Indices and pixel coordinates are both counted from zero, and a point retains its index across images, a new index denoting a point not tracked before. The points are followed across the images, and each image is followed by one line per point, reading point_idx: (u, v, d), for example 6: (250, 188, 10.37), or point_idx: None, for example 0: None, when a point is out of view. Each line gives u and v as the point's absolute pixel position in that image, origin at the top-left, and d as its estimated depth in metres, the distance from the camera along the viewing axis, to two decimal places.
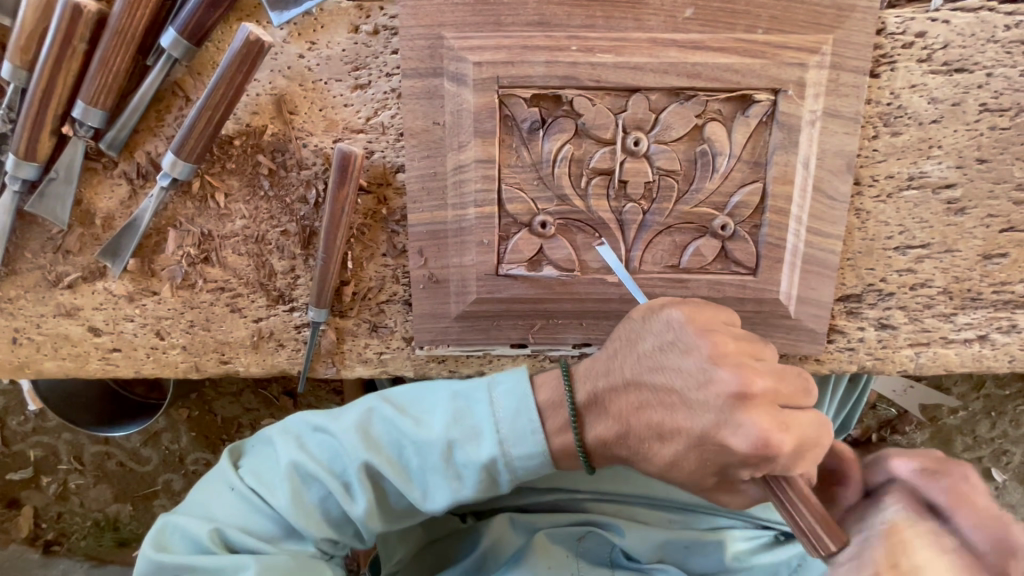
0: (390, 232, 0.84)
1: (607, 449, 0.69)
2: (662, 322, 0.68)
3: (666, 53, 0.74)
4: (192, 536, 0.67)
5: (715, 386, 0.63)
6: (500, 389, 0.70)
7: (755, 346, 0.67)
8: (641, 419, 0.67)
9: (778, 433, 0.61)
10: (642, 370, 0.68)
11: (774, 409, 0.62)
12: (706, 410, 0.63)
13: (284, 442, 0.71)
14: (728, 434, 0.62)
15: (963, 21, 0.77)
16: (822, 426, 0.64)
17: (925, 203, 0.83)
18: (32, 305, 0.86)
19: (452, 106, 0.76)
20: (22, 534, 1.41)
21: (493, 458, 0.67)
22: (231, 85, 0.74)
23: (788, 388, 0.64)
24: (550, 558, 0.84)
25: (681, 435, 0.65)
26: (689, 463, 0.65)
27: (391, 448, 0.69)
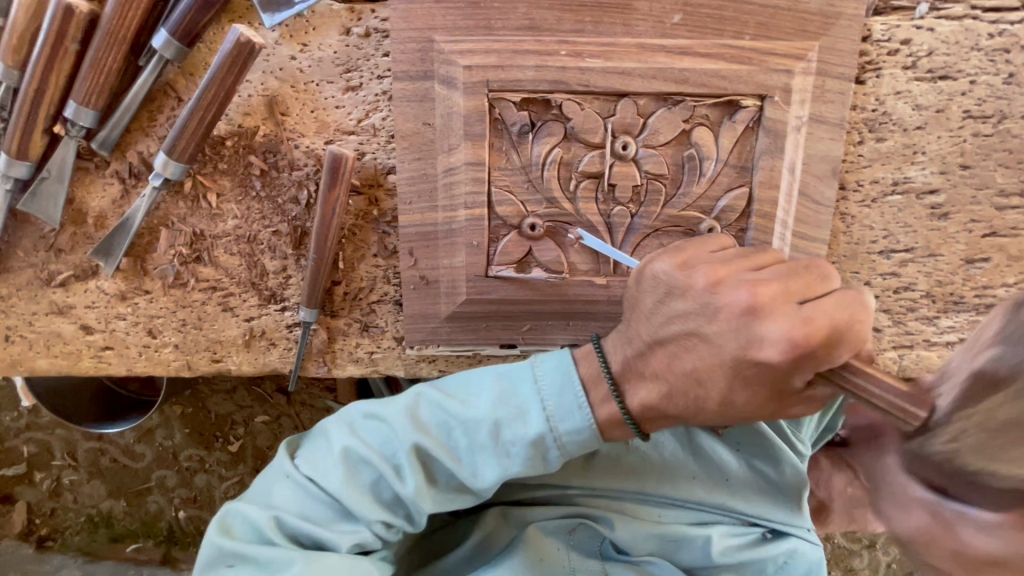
0: (381, 233, 0.85)
1: (659, 408, 0.66)
2: (653, 276, 0.66)
3: (654, 59, 0.75)
4: (253, 522, 0.69)
5: (722, 302, 0.60)
6: (542, 368, 0.69)
7: (758, 256, 0.64)
8: (677, 369, 0.63)
9: (805, 329, 0.55)
10: (657, 327, 0.64)
11: (793, 305, 0.57)
12: (727, 338, 0.59)
13: (336, 430, 0.72)
14: (759, 348, 0.57)
15: (948, 29, 0.79)
16: (857, 302, 0.57)
17: (909, 208, 0.85)
18: (24, 303, 0.87)
19: (442, 109, 0.77)
20: (16, 528, 1.42)
21: (541, 435, 0.66)
22: (222, 86, 0.74)
23: (799, 283, 0.59)
24: (543, 551, 0.86)
25: (718, 370, 0.61)
26: (746, 402, 0.61)
27: (439, 430, 0.69)
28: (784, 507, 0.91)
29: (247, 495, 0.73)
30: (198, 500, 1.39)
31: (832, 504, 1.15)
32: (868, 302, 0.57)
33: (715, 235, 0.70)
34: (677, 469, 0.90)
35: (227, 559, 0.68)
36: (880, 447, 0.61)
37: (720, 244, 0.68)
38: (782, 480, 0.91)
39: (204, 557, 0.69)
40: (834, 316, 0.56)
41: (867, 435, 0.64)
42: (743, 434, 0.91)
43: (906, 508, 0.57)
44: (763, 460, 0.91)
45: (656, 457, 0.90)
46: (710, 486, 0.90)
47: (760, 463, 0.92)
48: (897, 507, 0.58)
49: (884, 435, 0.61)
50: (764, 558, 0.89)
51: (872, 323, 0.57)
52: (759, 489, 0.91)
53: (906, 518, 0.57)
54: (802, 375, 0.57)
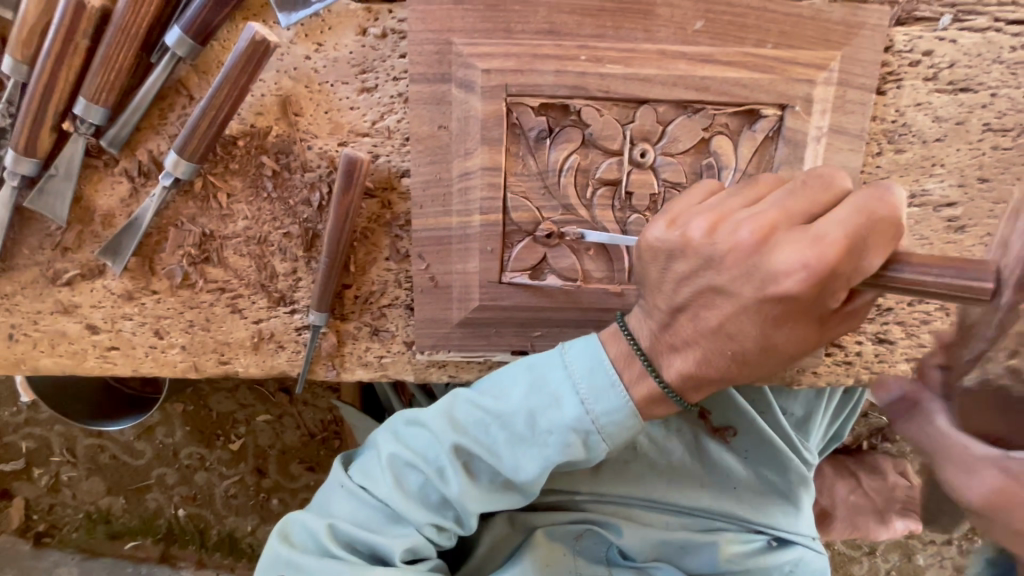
0: (393, 237, 0.84)
1: (702, 370, 0.64)
2: (650, 246, 0.63)
3: (675, 66, 0.74)
4: (310, 530, 0.72)
5: (727, 244, 0.57)
6: (571, 354, 0.68)
7: (755, 188, 0.60)
8: (704, 328, 0.62)
9: (821, 251, 0.53)
10: (671, 296, 0.63)
11: (800, 229, 0.55)
12: (742, 280, 0.57)
13: (383, 437, 0.75)
14: (779, 280, 0.55)
15: (970, 41, 0.78)
16: (879, 200, 0.53)
17: (926, 221, 0.84)
18: (29, 301, 0.85)
19: (459, 112, 0.76)
20: (14, 524, 1.41)
21: (579, 420, 0.66)
22: (236, 84, 0.73)
23: (801, 203, 0.56)
24: (549, 555, 0.87)
25: (746, 313, 0.58)
26: (787, 342, 0.60)
27: (477, 425, 0.70)
28: (791, 514, 0.91)
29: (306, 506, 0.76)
30: (198, 499, 1.38)
31: (836, 511, 1.15)
32: (891, 197, 0.54)
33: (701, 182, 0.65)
34: (685, 475, 0.89)
35: (286, 569, 0.71)
36: (922, 413, 0.62)
37: (704, 191, 0.63)
38: (789, 487, 0.91)
39: (266, 566, 0.73)
40: (850, 225, 0.53)
41: (902, 405, 0.64)
42: (753, 441, 0.90)
43: (973, 468, 0.54)
44: (774, 469, 0.91)
45: (665, 462, 0.89)
46: (718, 493, 0.90)
47: (768, 472, 0.91)
48: (961, 469, 0.55)
49: (922, 401, 0.63)
50: (768, 566, 0.89)
51: (898, 216, 0.54)
52: (768, 496, 0.91)
53: (976, 481, 0.54)
54: (837, 297, 0.56)
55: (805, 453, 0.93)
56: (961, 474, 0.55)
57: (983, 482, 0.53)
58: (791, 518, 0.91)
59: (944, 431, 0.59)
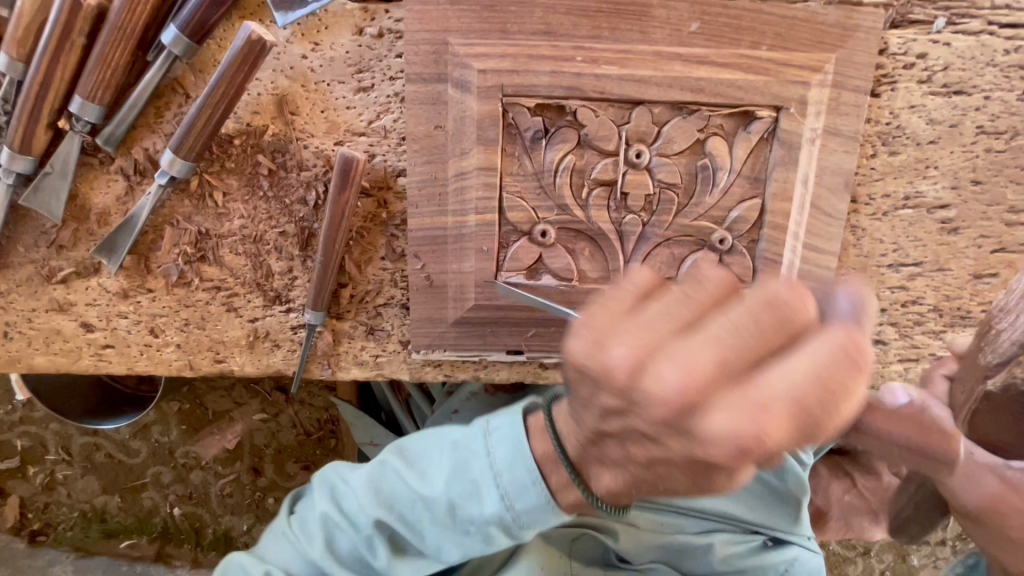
0: (389, 236, 0.84)
1: (618, 492, 0.55)
2: (576, 362, 0.42)
3: (671, 67, 0.75)
4: (249, 574, 0.71)
5: (651, 394, 0.37)
6: (495, 436, 0.64)
7: (698, 298, 0.39)
8: (632, 458, 0.48)
9: (779, 432, 0.35)
10: (594, 417, 0.49)
11: (742, 385, 0.35)
12: (675, 443, 0.40)
13: (318, 494, 0.72)
14: (710, 450, 0.36)
15: (964, 44, 0.78)
16: (843, 360, 0.36)
17: (920, 223, 0.85)
18: (24, 299, 0.85)
19: (455, 113, 0.76)
20: (8, 523, 1.41)
21: (498, 516, 0.62)
22: (232, 83, 0.73)
23: (755, 346, 0.36)
24: (544, 559, 0.84)
25: (683, 465, 0.42)
26: (726, 492, 0.48)
27: (400, 502, 0.66)
28: (786, 513, 0.93)
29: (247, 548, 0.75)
30: (193, 498, 1.38)
31: (830, 511, 1.15)
32: (864, 301, 0.40)
33: (641, 267, 0.43)
34: None
35: None
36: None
37: (640, 288, 0.41)
38: (784, 487, 0.92)
39: None
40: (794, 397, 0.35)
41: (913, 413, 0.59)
42: None
43: (978, 478, 0.61)
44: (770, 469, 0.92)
45: None
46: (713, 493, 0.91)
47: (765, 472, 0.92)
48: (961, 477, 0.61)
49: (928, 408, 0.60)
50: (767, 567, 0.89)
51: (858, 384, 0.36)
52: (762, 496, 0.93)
53: (980, 489, 0.61)
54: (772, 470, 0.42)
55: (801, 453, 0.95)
56: (966, 484, 0.62)
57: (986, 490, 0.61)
58: (786, 518, 0.92)
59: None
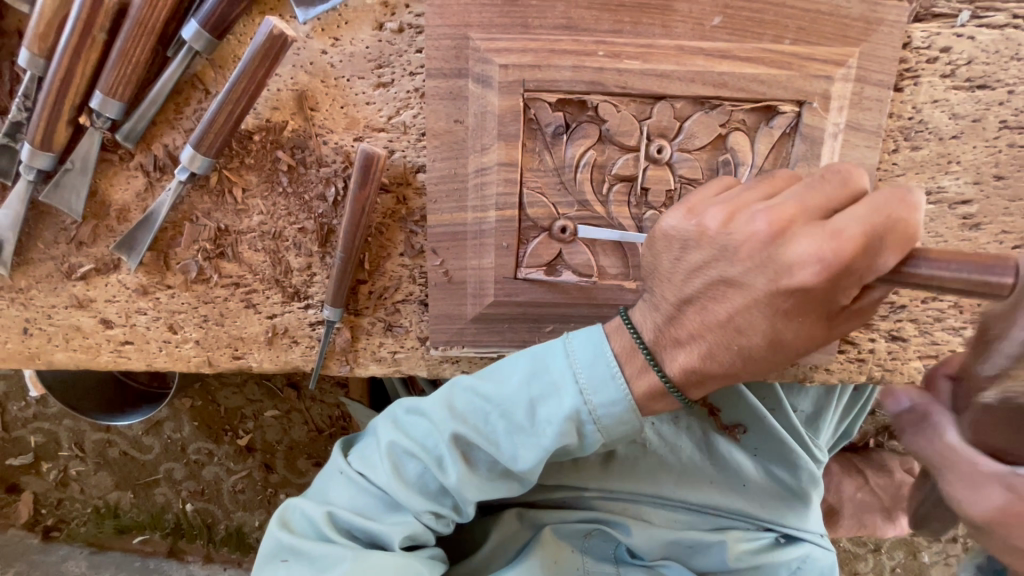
0: (408, 233, 0.84)
1: (701, 368, 0.63)
2: (664, 235, 0.62)
3: (693, 62, 0.74)
4: (310, 517, 0.72)
5: (742, 236, 0.57)
6: (574, 344, 0.67)
7: (773, 180, 0.59)
8: (713, 320, 0.61)
9: (837, 247, 0.52)
10: (680, 284, 0.62)
11: (821, 222, 0.54)
12: (753, 273, 0.57)
13: (383, 423, 0.75)
14: (792, 273, 0.54)
15: (989, 38, 0.77)
16: (884, 198, 0.52)
17: (941, 218, 0.84)
18: (44, 295, 0.85)
19: (476, 108, 0.76)
20: (23, 519, 1.42)
21: (576, 409, 0.65)
22: (253, 78, 0.72)
23: (806, 203, 0.55)
24: (557, 553, 0.87)
25: (756, 311, 0.58)
26: (798, 338, 0.59)
27: (477, 414, 0.69)
28: (799, 512, 0.92)
29: (307, 492, 0.76)
30: (206, 494, 1.39)
31: (843, 508, 1.15)
32: (913, 199, 0.52)
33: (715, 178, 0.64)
34: (696, 473, 0.90)
35: (284, 554, 0.71)
36: (931, 426, 0.58)
37: (723, 182, 0.63)
38: (799, 486, 0.91)
39: (265, 553, 0.72)
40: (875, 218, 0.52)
41: (910, 417, 0.60)
42: (763, 439, 0.90)
43: (977, 484, 0.53)
44: (784, 466, 0.91)
45: (674, 459, 0.89)
46: (727, 489, 0.90)
47: (778, 470, 0.91)
48: (964, 484, 0.54)
49: (930, 414, 0.59)
50: (775, 563, 0.90)
51: (920, 220, 0.52)
52: (776, 495, 0.92)
53: (982, 498, 0.53)
54: (839, 291, 0.54)
55: (815, 450, 0.94)
56: (967, 489, 0.54)
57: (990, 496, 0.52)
58: (799, 517, 0.92)
59: (954, 445, 0.56)
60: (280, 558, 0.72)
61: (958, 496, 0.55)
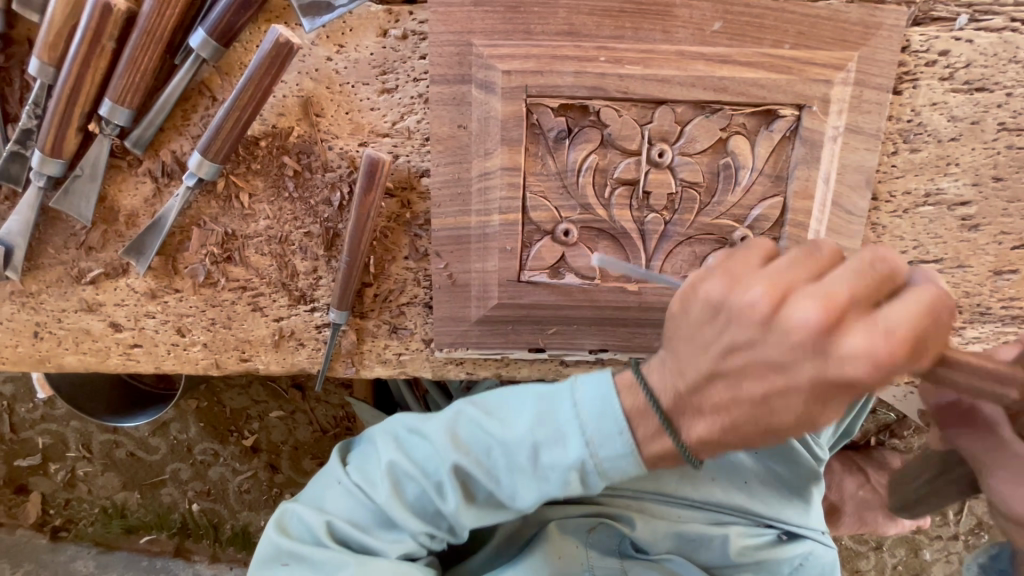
0: (412, 236, 0.85)
1: (719, 442, 0.60)
2: (706, 304, 0.56)
3: (693, 67, 0.75)
4: (308, 523, 0.73)
5: (788, 324, 0.50)
6: (584, 389, 0.66)
7: (818, 257, 0.53)
8: (742, 397, 0.56)
9: (890, 346, 0.46)
10: (711, 356, 0.57)
11: (871, 315, 0.48)
12: (796, 360, 0.51)
13: (386, 442, 0.75)
14: (842, 366, 0.49)
15: (987, 41, 0.78)
16: (935, 297, 0.48)
17: (940, 219, 0.85)
18: (54, 299, 0.87)
19: (479, 113, 0.77)
20: (31, 519, 1.43)
21: (581, 461, 0.64)
22: (260, 86, 0.74)
23: (857, 290, 0.48)
24: (562, 550, 0.87)
25: (790, 394, 0.53)
26: (829, 418, 0.55)
27: (480, 451, 0.69)
28: (800, 507, 0.93)
29: (305, 496, 0.77)
30: (212, 494, 1.40)
31: (844, 506, 1.16)
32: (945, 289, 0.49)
33: (755, 243, 0.58)
34: (697, 469, 0.91)
35: (283, 557, 0.72)
36: (981, 421, 0.57)
37: (764, 251, 0.56)
38: (799, 481, 0.93)
39: (264, 553, 0.73)
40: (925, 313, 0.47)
41: (955, 412, 0.59)
42: None
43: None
44: (784, 463, 0.92)
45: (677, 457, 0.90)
46: (729, 486, 0.91)
47: (778, 467, 0.92)
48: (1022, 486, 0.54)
49: (977, 409, 0.58)
50: (778, 559, 0.90)
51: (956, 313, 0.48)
52: (778, 491, 0.93)
53: None
54: (882, 387, 0.50)
55: (817, 448, 0.94)
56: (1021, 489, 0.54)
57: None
58: (800, 512, 0.93)
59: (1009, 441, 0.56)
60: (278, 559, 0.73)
61: (1009, 495, 0.55)
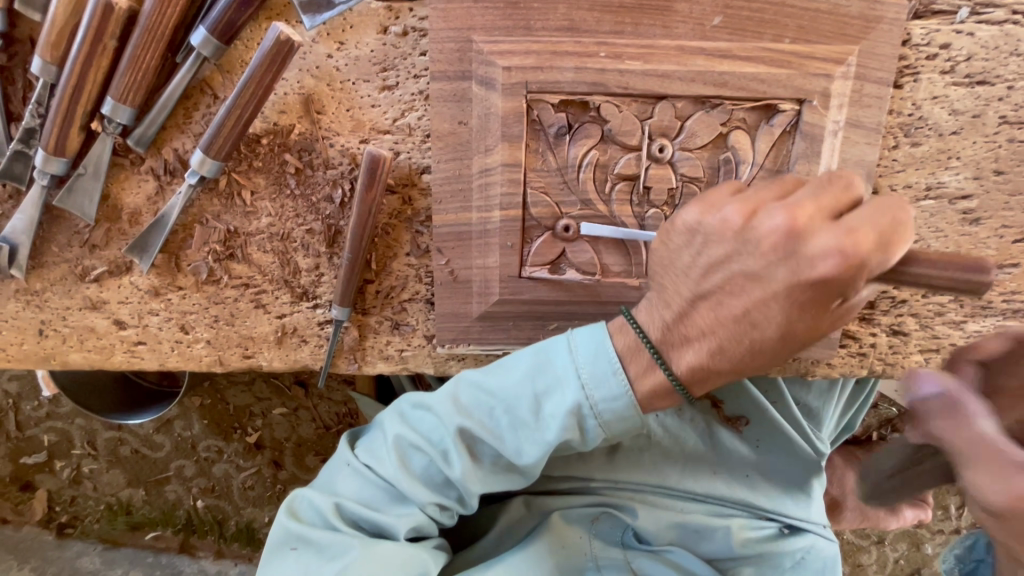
0: (413, 233, 0.85)
1: (710, 367, 0.65)
2: (684, 230, 0.63)
3: (694, 62, 0.75)
4: (319, 507, 0.74)
5: (763, 233, 0.58)
6: (578, 340, 0.68)
7: (783, 184, 0.62)
8: (727, 316, 0.62)
9: (854, 242, 0.54)
10: (696, 278, 0.63)
11: (835, 222, 0.56)
12: (772, 267, 0.58)
13: (390, 417, 0.76)
14: (814, 265, 0.56)
15: (988, 34, 0.78)
16: (887, 205, 0.56)
17: (941, 213, 0.85)
18: (58, 297, 0.87)
19: (480, 109, 0.77)
20: (38, 516, 1.44)
21: (578, 404, 0.66)
22: (260, 83, 0.74)
23: (818, 202, 0.57)
24: (565, 539, 0.89)
25: (770, 304, 0.59)
26: (807, 330, 0.61)
27: (481, 409, 0.70)
28: (802, 502, 0.94)
29: (316, 483, 0.78)
30: (216, 491, 1.41)
31: (845, 500, 1.17)
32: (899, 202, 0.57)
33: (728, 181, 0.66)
34: (699, 462, 0.91)
35: (296, 542, 0.73)
36: (964, 414, 0.58)
37: (735, 185, 0.65)
38: (800, 476, 0.93)
39: (276, 541, 0.74)
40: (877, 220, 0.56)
41: (941, 404, 0.59)
42: (767, 431, 0.92)
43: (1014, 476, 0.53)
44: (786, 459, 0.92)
45: (679, 450, 0.91)
46: (731, 479, 0.92)
47: (780, 461, 0.93)
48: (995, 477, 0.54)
49: (962, 401, 0.58)
50: (779, 553, 0.91)
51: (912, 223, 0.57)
52: (780, 485, 0.93)
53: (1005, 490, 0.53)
54: (849, 286, 0.57)
55: (819, 443, 0.94)
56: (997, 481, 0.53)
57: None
58: (802, 506, 0.93)
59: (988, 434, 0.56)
60: (291, 546, 0.74)
61: (983, 484, 0.54)
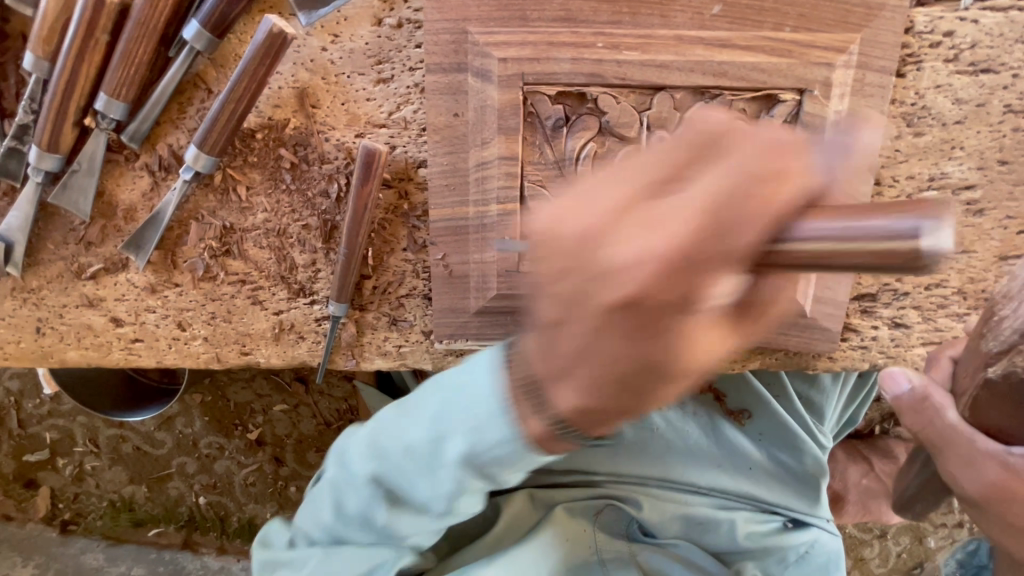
0: (411, 228, 0.85)
1: (603, 408, 0.49)
2: (533, 233, 0.48)
3: (692, 51, 0.74)
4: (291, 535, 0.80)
5: (573, 229, 0.45)
6: (468, 377, 0.62)
7: (625, 163, 0.47)
8: (579, 342, 0.47)
9: (666, 240, 0.41)
10: (553, 296, 0.47)
11: (659, 201, 0.43)
12: (599, 274, 0.43)
13: (330, 458, 0.77)
14: (613, 272, 0.43)
15: (992, 21, 0.77)
16: (737, 160, 0.42)
17: (945, 204, 0.84)
18: (55, 295, 0.87)
19: (476, 102, 0.76)
20: (41, 513, 1.45)
21: (470, 449, 0.61)
22: (254, 77, 0.73)
23: (667, 175, 0.44)
24: (569, 531, 0.88)
25: (609, 324, 0.44)
26: (659, 350, 0.44)
27: (393, 453, 0.67)
28: (806, 496, 0.93)
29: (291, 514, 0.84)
30: (218, 487, 1.41)
31: (848, 494, 1.16)
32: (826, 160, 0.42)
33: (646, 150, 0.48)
34: (702, 456, 0.92)
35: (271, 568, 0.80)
36: (933, 407, 0.67)
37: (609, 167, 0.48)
38: (804, 469, 0.93)
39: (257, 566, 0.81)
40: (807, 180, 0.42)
41: (911, 401, 0.68)
42: (770, 424, 0.93)
43: (975, 463, 0.63)
44: (789, 451, 0.93)
45: (681, 442, 0.92)
46: (734, 473, 0.92)
47: (782, 454, 0.93)
48: (961, 464, 0.64)
49: (931, 396, 0.67)
50: (785, 547, 0.90)
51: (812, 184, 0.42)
52: (784, 478, 0.93)
53: (975, 475, 0.64)
54: (704, 288, 0.42)
55: (821, 437, 0.95)
56: (966, 470, 0.64)
57: (986, 469, 0.63)
58: (806, 499, 0.93)
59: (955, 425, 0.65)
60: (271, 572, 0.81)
61: (953, 472, 0.65)
